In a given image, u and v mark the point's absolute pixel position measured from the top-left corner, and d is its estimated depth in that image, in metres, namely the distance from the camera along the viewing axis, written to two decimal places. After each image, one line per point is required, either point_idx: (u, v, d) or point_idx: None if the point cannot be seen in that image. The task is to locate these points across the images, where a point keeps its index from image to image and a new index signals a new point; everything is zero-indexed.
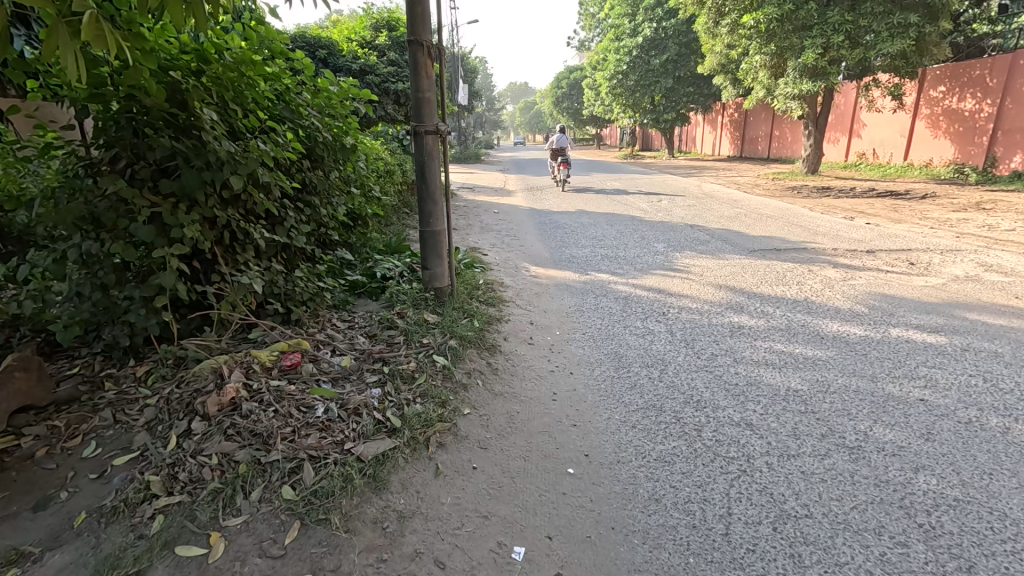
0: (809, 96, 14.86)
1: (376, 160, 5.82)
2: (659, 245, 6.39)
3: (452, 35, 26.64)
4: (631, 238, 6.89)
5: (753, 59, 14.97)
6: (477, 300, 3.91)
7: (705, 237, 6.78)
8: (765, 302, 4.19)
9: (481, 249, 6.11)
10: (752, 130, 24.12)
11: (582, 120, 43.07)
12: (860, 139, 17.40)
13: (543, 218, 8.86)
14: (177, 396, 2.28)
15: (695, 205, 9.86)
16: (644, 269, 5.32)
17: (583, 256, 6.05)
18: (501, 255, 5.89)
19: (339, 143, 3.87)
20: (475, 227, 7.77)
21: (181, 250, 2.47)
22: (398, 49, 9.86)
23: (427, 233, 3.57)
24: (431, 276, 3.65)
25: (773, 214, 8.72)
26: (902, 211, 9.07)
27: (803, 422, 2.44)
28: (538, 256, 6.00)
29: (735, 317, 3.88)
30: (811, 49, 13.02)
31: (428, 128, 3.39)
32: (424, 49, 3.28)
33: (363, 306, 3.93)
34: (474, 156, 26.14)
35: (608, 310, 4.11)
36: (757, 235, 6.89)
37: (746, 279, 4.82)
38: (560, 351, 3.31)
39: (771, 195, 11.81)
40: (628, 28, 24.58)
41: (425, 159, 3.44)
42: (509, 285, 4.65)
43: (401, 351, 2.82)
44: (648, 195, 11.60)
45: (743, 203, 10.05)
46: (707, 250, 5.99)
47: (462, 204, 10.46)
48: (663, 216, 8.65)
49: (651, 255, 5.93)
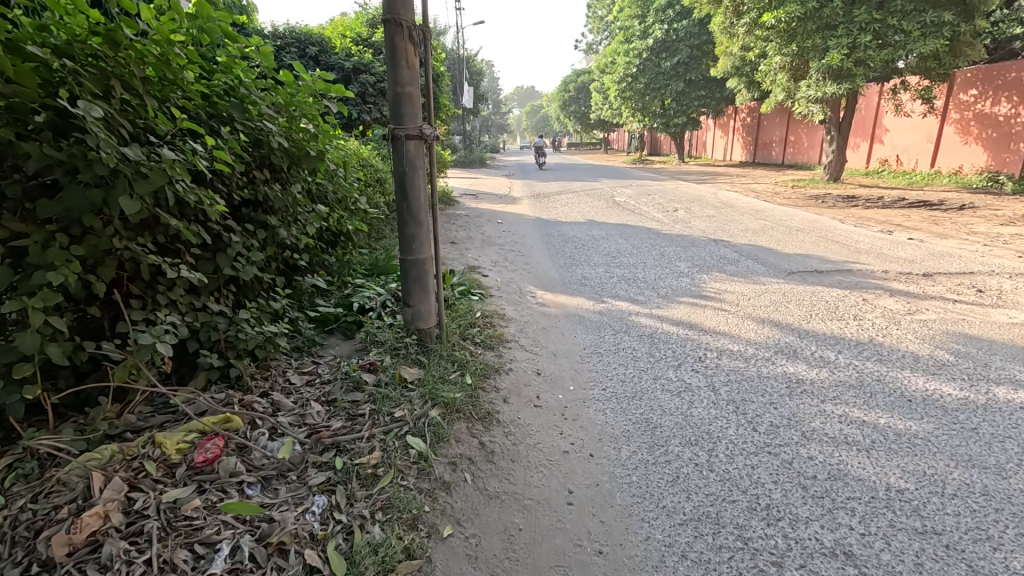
0: (831, 100, 14.10)
1: (363, 167, 5.13)
2: (683, 264, 5.67)
3: (458, 36, 26.05)
4: (648, 255, 6.17)
5: (773, 60, 14.21)
6: (471, 342, 3.20)
7: (734, 255, 6.03)
8: (822, 345, 3.44)
9: (480, 268, 5.41)
10: (766, 135, 23.34)
11: (589, 124, 42.43)
12: (883, 144, 16.60)
13: (551, 230, 8.14)
14: (24, 518, 1.52)
15: (716, 215, 9.12)
16: (669, 296, 4.59)
17: (597, 277, 5.33)
18: (503, 276, 5.17)
19: (304, 151, 3.17)
20: (476, 240, 7.06)
21: (50, 301, 1.76)
22: None
23: (410, 262, 2.85)
24: (413, 316, 2.93)
25: (803, 227, 7.97)
26: (944, 224, 8.29)
27: (928, 554, 1.72)
28: (544, 276, 5.29)
29: (790, 366, 3.14)
30: (836, 50, 12.26)
31: (410, 130, 2.68)
32: (404, 30, 2.58)
33: (333, 347, 3.26)
34: (479, 160, 25.51)
35: (630, 353, 3.39)
36: (791, 252, 6.15)
37: (792, 312, 4.08)
38: (575, 418, 2.59)
39: (794, 205, 11.05)
40: (637, 30, 23.90)
41: (405, 170, 2.73)
42: (512, 317, 3.94)
43: (364, 428, 2.13)
44: (662, 204, 10.87)
45: (768, 214, 9.30)
46: (738, 272, 5.26)
47: (464, 212, 9.77)
48: (682, 228, 7.93)
49: (674, 277, 5.20)
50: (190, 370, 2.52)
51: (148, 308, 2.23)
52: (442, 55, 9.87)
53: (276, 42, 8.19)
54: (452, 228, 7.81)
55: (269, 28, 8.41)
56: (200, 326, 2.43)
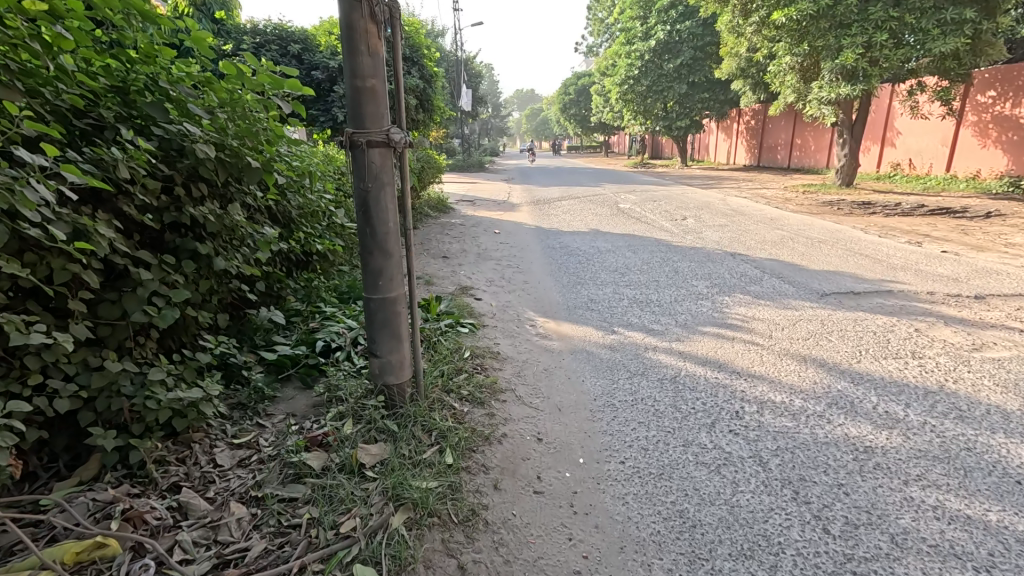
0: (844, 101, 13.52)
1: (336, 174, 4.52)
2: (700, 284, 5.08)
3: (457, 37, 25.48)
4: (661, 272, 5.58)
5: (783, 60, 13.64)
6: (456, 397, 2.59)
7: (755, 272, 5.44)
8: (885, 396, 2.83)
9: (474, 289, 4.82)
10: (771, 138, 22.78)
11: (590, 127, 41.94)
12: (894, 148, 16.05)
13: (552, 241, 7.56)
14: None
15: (729, 225, 8.53)
16: (689, 325, 4.00)
17: (604, 299, 4.74)
18: (499, 299, 4.57)
19: (243, 161, 2.51)
20: (471, 254, 6.47)
21: None
22: None
23: (377, 304, 2.23)
24: (381, 368, 2.31)
25: (825, 238, 7.37)
26: (975, 234, 7.70)
27: None
28: (545, 299, 4.69)
29: (852, 428, 2.52)
30: (850, 50, 11.71)
31: (375, 138, 2.08)
32: (364, 6, 1.97)
33: (288, 401, 2.67)
34: (478, 164, 24.95)
35: (650, 405, 2.79)
36: (818, 268, 5.56)
37: (837, 347, 3.47)
38: (589, 511, 1.98)
39: (808, 212, 10.46)
40: (639, 31, 23.34)
41: (369, 188, 2.12)
42: (507, 354, 3.34)
43: (294, 555, 1.55)
44: (669, 211, 10.29)
45: (784, 223, 8.70)
46: (764, 294, 4.67)
47: (459, 221, 9.19)
48: (693, 239, 7.34)
49: (691, 300, 4.61)
50: (83, 450, 1.91)
51: (7, 379, 1.62)
52: (437, 54, 9.28)
53: (255, 39, 7.60)
54: (445, 241, 7.22)
55: (249, 24, 7.82)
56: (92, 394, 1.83)
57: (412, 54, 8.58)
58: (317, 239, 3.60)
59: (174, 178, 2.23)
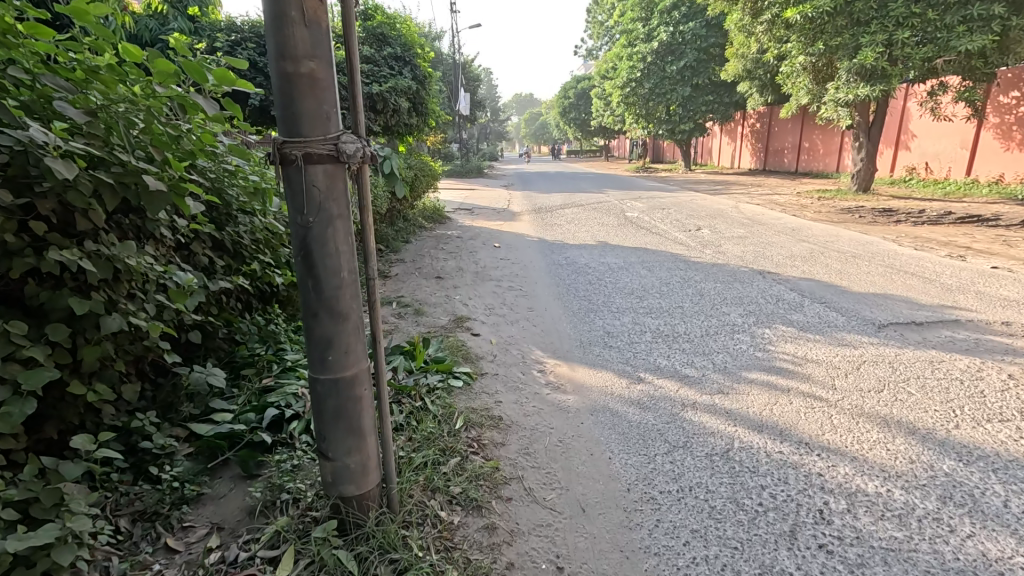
0: (859, 103, 12.89)
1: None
2: (732, 312, 4.39)
3: (454, 39, 24.80)
4: (683, 296, 4.92)
5: (796, 60, 13.00)
6: (442, 502, 1.92)
7: (793, 296, 4.76)
8: (1012, 484, 2.13)
9: (471, 320, 4.14)
10: (778, 141, 22.17)
11: (590, 131, 41.37)
12: (909, 151, 15.44)
13: (557, 256, 6.89)
14: None
15: (749, 236, 7.85)
16: (729, 370, 3.31)
17: (623, 331, 4.05)
18: (500, 333, 3.89)
19: (137, 177, 1.75)
20: (468, 273, 5.79)
21: None
22: (374, 42, 7.73)
23: (324, 388, 1.55)
24: (335, 475, 1.63)
25: (858, 252, 6.70)
26: (1019, 246, 7.03)
27: None
28: (555, 332, 4.00)
29: (988, 543, 1.84)
30: (869, 48, 11.06)
31: (316, 151, 1.39)
32: None
33: (218, 502, 2.00)
34: (478, 169, 24.30)
35: (703, 499, 2.10)
36: (862, 290, 4.88)
37: (923, 405, 2.78)
38: None
39: (828, 221, 9.81)
40: (641, 33, 22.65)
41: (311, 224, 1.44)
42: (511, 417, 2.65)
43: None
44: (681, 220, 9.63)
45: (807, 234, 8.04)
46: (810, 326, 3.99)
47: (456, 233, 8.54)
48: (712, 254, 6.69)
49: (726, 334, 3.93)
50: None
51: None
52: (432, 53, 8.62)
53: (231, 36, 6.94)
54: (439, 257, 6.54)
55: (226, 20, 7.20)
56: None
57: (403, 53, 7.91)
58: (274, 272, 2.95)
59: (20, 203, 1.53)
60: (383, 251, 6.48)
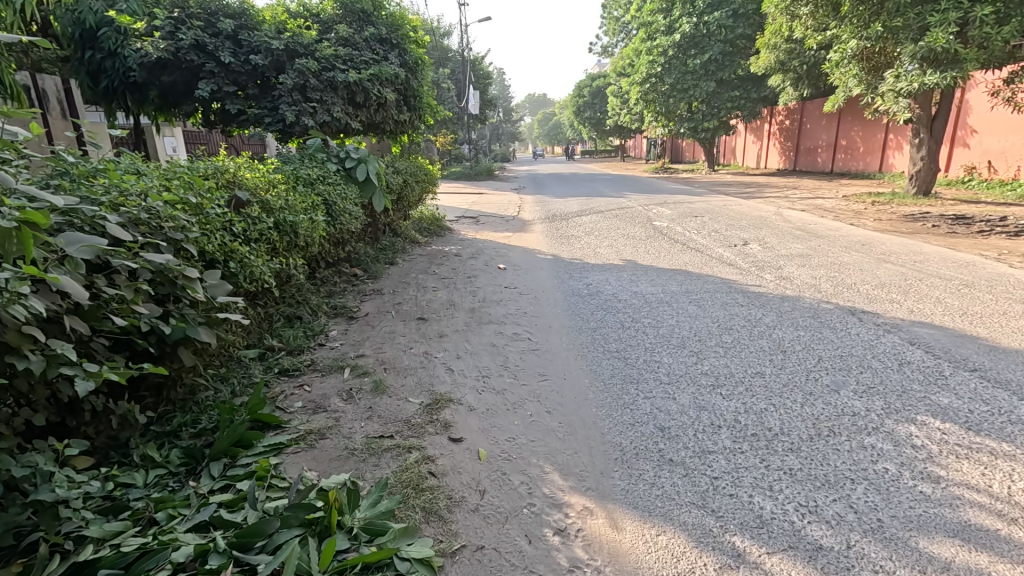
0: (921, 94, 11.25)
1: (174, 215, 2.48)
2: (841, 390, 2.94)
3: (464, 34, 23.47)
4: (758, 354, 3.49)
5: (847, 46, 11.43)
6: None
7: (921, 357, 3.31)
8: None
9: (453, 404, 2.77)
10: (810, 139, 20.53)
11: (605, 130, 39.88)
12: (967, 148, 13.76)
13: (575, 282, 5.51)
14: None
15: (811, 253, 6.40)
16: (893, 534, 1.88)
17: (686, 427, 2.64)
18: (495, 433, 2.52)
19: None
20: (460, 311, 4.44)
21: None
22: (353, 22, 6.39)
23: None
24: None
25: (964, 277, 5.21)
26: None
27: None
28: (580, 430, 2.59)
29: None
30: (939, 28, 9.44)
31: None
32: None
33: None
34: (487, 171, 22.89)
35: None
36: (1016, 346, 3.42)
37: None
38: None
39: (895, 232, 8.29)
40: (662, 25, 21.00)
41: None
42: None
43: None
44: (721, 232, 8.19)
45: (884, 251, 6.53)
46: (981, 423, 2.54)
47: (454, 249, 7.21)
48: (773, 280, 5.27)
49: (851, 437, 2.49)
50: None
51: None
52: (427, 37, 7.27)
53: (173, 12, 5.68)
54: (427, 285, 5.22)
55: None
56: None
57: (388, 34, 6.56)
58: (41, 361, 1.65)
59: None
60: (356, 278, 5.15)
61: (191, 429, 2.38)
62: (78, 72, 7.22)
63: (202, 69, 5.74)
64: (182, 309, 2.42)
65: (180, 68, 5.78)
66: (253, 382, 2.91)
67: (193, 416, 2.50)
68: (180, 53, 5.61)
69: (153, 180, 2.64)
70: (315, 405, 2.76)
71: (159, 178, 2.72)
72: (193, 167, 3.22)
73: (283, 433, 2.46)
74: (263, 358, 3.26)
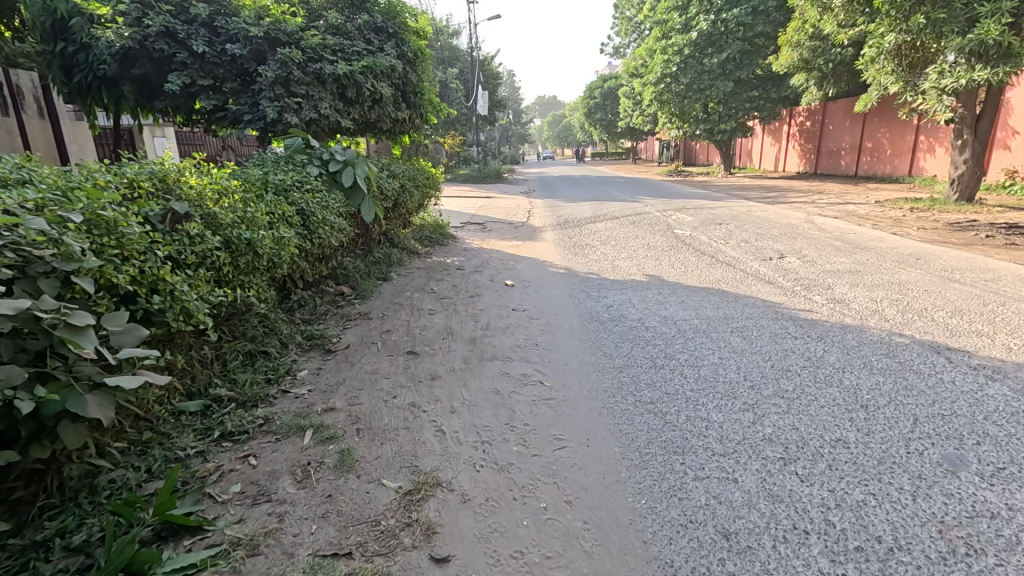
0: (966, 93, 10.39)
1: (61, 239, 1.85)
2: (961, 474, 2.19)
3: (472, 33, 22.84)
4: (832, 411, 2.75)
5: (883, 40, 10.61)
6: None
7: None
8: None
9: (439, 493, 2.08)
10: (833, 141, 19.65)
11: (617, 132, 39.09)
12: (1009, 151, 12.84)
13: (592, 303, 4.80)
14: None
15: (860, 269, 5.63)
16: None
17: (759, 533, 1.91)
18: (494, 544, 1.82)
19: None
20: (459, 342, 3.74)
21: None
22: (346, 8, 5.73)
23: None
24: None
25: None
26: None
27: None
28: (613, 538, 1.89)
29: None
30: (991, 19, 8.60)
31: None
32: None
33: None
34: (496, 173, 22.14)
35: None
36: None
37: None
38: None
39: (945, 243, 7.48)
40: (677, 23, 20.20)
41: None
42: None
43: None
44: (751, 242, 7.42)
45: (944, 267, 5.74)
46: None
47: (457, 260, 6.52)
48: (825, 304, 4.52)
49: (1004, 562, 1.74)
50: None
51: None
52: (428, 27, 6.59)
53: None
54: (424, 307, 4.53)
55: None
56: None
57: (384, 23, 5.91)
58: None
59: None
60: (341, 299, 4.47)
61: (70, 539, 1.71)
62: (51, 67, 6.61)
63: (174, 60, 5.11)
64: (69, 366, 1.78)
65: (149, 59, 5.15)
66: (182, 454, 2.23)
67: (81, 515, 1.83)
68: (147, 41, 4.97)
69: (41, 190, 2.00)
70: (257, 490, 2.08)
71: (53, 187, 2.08)
72: (118, 173, 2.58)
73: (200, 544, 1.77)
74: (206, 415, 2.58)
